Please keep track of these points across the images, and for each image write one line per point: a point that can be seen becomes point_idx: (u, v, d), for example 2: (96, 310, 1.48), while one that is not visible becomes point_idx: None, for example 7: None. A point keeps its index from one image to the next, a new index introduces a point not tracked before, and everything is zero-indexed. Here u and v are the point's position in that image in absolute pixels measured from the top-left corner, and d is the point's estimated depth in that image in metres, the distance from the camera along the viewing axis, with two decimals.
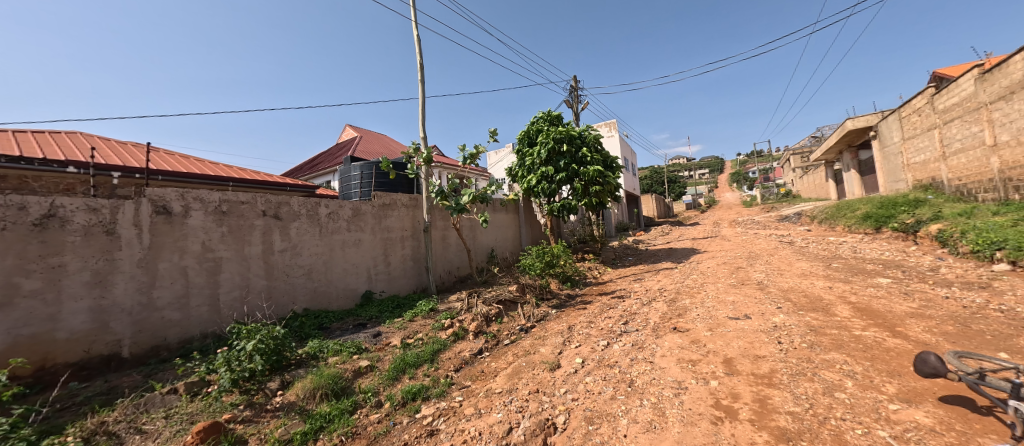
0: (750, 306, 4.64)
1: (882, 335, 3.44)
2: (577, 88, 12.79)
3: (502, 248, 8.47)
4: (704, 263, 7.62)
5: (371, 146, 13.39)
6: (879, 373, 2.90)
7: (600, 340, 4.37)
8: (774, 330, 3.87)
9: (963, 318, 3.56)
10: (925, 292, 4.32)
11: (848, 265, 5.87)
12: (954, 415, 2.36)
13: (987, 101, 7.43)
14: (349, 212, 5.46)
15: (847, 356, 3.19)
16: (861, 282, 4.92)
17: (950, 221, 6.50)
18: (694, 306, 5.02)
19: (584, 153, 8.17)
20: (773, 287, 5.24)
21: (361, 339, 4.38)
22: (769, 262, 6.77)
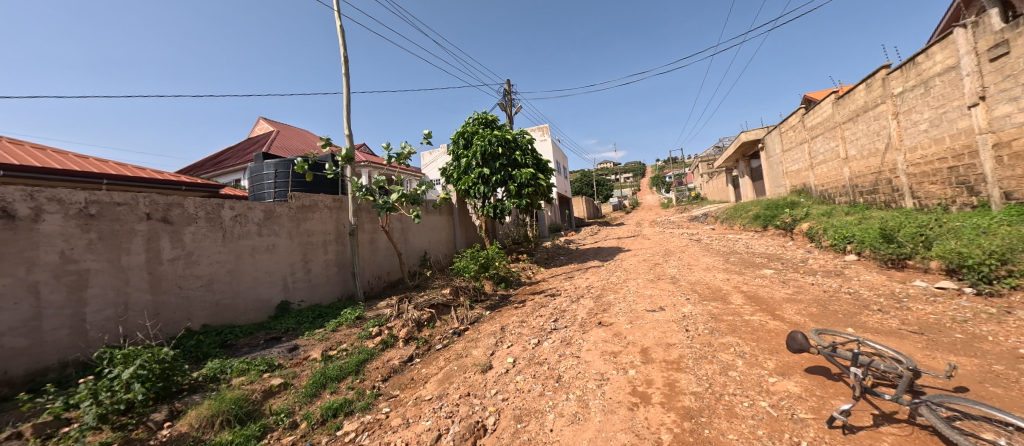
0: (665, 298, 5.11)
1: (765, 319, 4.00)
2: (510, 92, 13.00)
3: (436, 250, 8.29)
4: (627, 260, 8.22)
5: (290, 142, 12.24)
6: (762, 351, 3.37)
7: (531, 338, 4.48)
8: (683, 320, 4.29)
9: (822, 301, 4.30)
10: (797, 280, 5.13)
11: (741, 259, 6.76)
12: (815, 382, 2.83)
13: (841, 121, 9.05)
14: (260, 215, 4.93)
15: (739, 338, 3.65)
16: (751, 274, 5.68)
17: (816, 220, 7.82)
18: (617, 301, 5.38)
19: (518, 156, 8.35)
20: (683, 280, 5.83)
21: (273, 355, 3.97)
22: (680, 258, 7.53)
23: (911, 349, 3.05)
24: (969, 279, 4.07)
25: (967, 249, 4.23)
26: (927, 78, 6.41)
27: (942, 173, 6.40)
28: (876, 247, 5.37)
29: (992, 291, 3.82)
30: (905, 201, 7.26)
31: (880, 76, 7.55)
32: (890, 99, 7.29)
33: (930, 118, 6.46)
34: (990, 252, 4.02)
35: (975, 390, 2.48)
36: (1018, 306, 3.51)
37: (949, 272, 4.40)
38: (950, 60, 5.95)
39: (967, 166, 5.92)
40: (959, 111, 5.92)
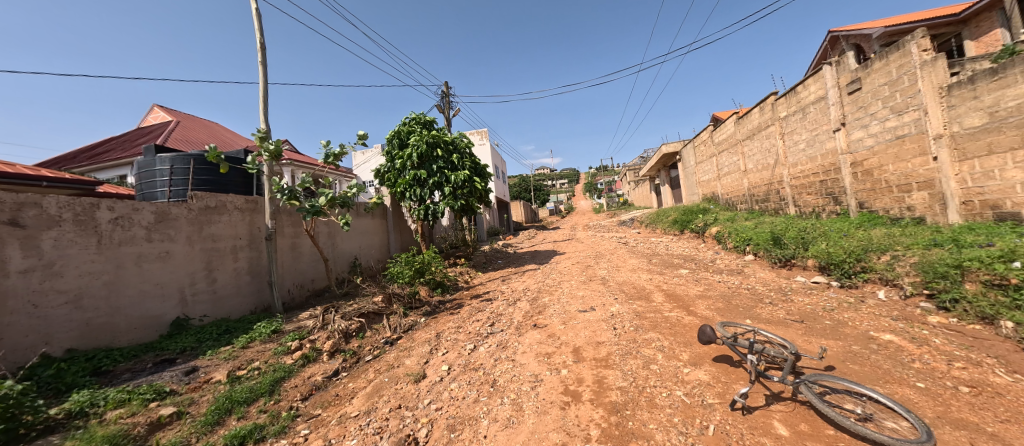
0: (596, 298, 5.38)
1: (681, 314, 4.40)
2: (448, 95, 12.85)
3: (368, 255, 7.83)
4: (561, 263, 8.54)
5: (193, 134, 10.75)
6: (679, 344, 3.70)
7: (467, 344, 4.41)
8: (611, 318, 4.55)
9: (727, 296, 4.84)
10: (707, 278, 5.73)
11: (662, 260, 7.39)
12: (721, 370, 3.16)
13: (741, 138, 10.37)
14: (151, 217, 4.24)
15: (659, 334, 3.95)
16: (670, 273, 6.23)
17: (722, 225, 8.84)
18: (552, 303, 5.53)
19: (455, 159, 8.27)
20: (612, 281, 6.20)
21: (164, 380, 3.40)
22: (610, 260, 8.01)
23: (793, 336, 3.56)
24: (835, 275, 4.87)
25: (833, 249, 5.08)
26: (805, 105, 7.60)
27: (816, 186, 7.62)
28: (768, 248, 6.21)
29: (850, 284, 4.62)
30: (789, 208, 8.51)
31: (769, 101, 8.80)
32: (777, 122, 8.53)
33: (807, 139, 7.66)
34: (849, 251, 4.87)
35: (840, 368, 2.96)
36: (868, 296, 4.29)
37: (821, 269, 5.24)
38: (821, 91, 7.11)
39: (833, 180, 7.12)
40: (828, 134, 7.10)
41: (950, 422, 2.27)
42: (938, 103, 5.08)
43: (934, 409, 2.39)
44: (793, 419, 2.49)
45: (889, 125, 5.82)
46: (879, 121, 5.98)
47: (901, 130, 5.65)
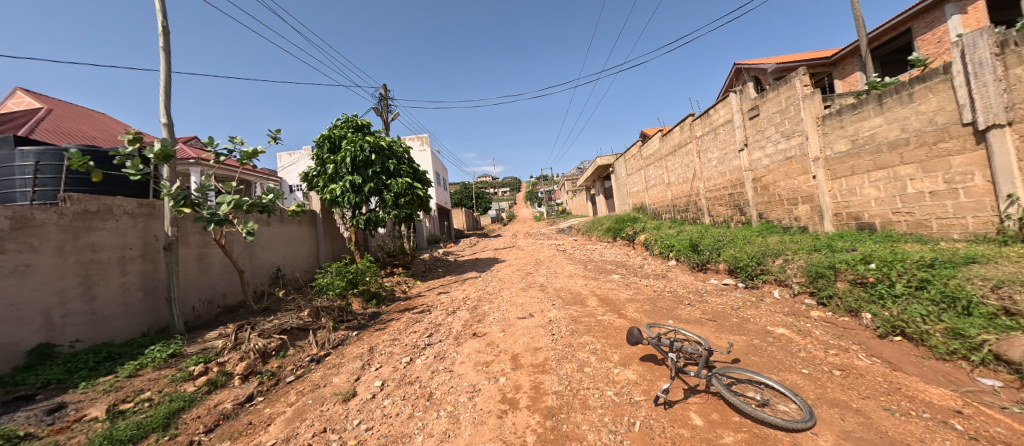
0: (534, 305, 5.49)
1: (613, 317, 4.66)
2: (386, 98, 12.40)
3: (293, 265, 7.18)
4: (502, 270, 8.60)
5: (73, 125, 9.11)
6: (610, 346, 3.90)
7: (403, 357, 4.22)
8: (549, 324, 4.66)
9: (653, 299, 5.23)
10: (636, 283, 6.14)
11: (597, 266, 7.78)
12: (647, 368, 3.38)
13: (665, 154, 11.38)
14: (4, 223, 3.48)
15: (593, 337, 4.13)
16: (603, 279, 6.58)
17: (650, 232, 9.58)
18: (492, 311, 5.53)
19: (393, 164, 7.98)
20: (550, 287, 6.37)
21: (17, 423, 2.77)
22: (549, 266, 8.24)
23: (708, 333, 3.93)
24: (741, 277, 5.50)
25: (739, 254, 5.74)
26: (716, 126, 8.56)
27: (726, 198, 8.59)
28: (688, 254, 6.84)
29: (753, 284, 5.25)
30: (705, 218, 9.48)
31: (687, 121, 9.79)
32: (694, 140, 9.51)
33: (718, 157, 8.63)
34: (751, 256, 5.53)
35: (744, 360, 3.34)
36: (766, 295, 4.90)
37: (730, 272, 5.88)
38: (728, 115, 8.08)
39: (739, 193, 8.08)
40: (735, 153, 8.06)
41: (827, 401, 2.66)
42: (816, 130, 6.05)
43: (815, 391, 2.79)
44: (707, 410, 2.74)
45: (780, 148, 6.77)
46: (773, 144, 6.94)
47: (789, 152, 6.60)
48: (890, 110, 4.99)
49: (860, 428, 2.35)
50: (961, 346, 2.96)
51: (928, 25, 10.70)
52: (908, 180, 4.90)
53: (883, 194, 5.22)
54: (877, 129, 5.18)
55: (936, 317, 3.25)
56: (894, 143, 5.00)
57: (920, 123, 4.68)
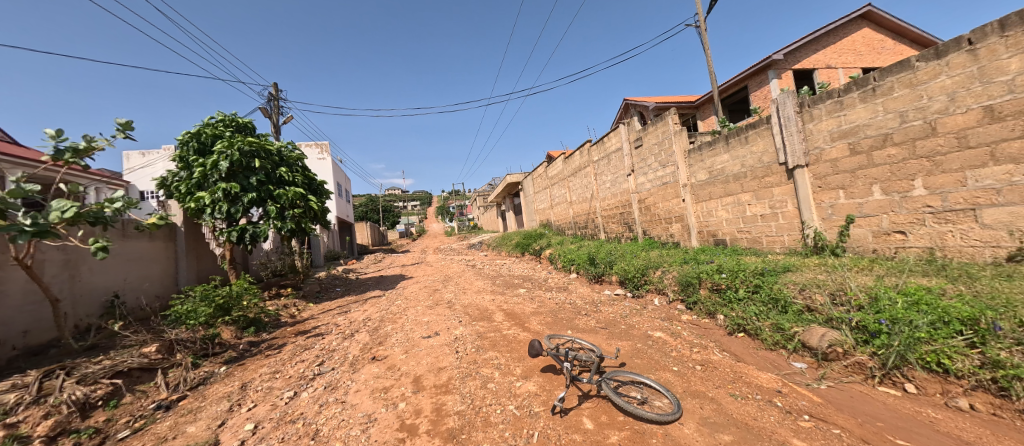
0: (440, 323, 5.35)
1: (517, 331, 4.79)
2: (277, 98, 11.14)
3: (138, 291, 5.82)
4: (409, 288, 8.23)
5: None
6: (514, 360, 3.98)
7: (285, 391, 3.71)
8: (455, 342, 4.58)
9: (554, 311, 5.51)
10: (540, 296, 6.42)
11: (504, 281, 7.96)
12: (546, 379, 3.53)
13: (567, 174, 12.34)
14: None
15: (497, 352, 4.18)
16: (510, 293, 6.75)
17: (554, 248, 10.19)
18: (395, 331, 5.23)
19: (282, 172, 7.18)
20: (458, 304, 6.29)
21: None
22: (458, 282, 8.16)
23: (600, 341, 4.29)
24: (630, 287, 6.18)
25: (627, 267, 6.44)
26: (609, 153, 9.59)
27: (618, 217, 9.62)
28: (586, 268, 7.45)
29: (639, 294, 5.93)
30: (601, 234, 10.46)
31: (586, 147, 10.80)
32: (591, 164, 10.52)
33: (611, 180, 9.66)
34: (637, 268, 6.25)
35: (628, 363, 3.71)
36: (648, 303, 5.56)
37: (621, 283, 6.55)
38: (618, 144, 9.14)
39: (628, 212, 9.12)
40: (624, 178, 9.11)
41: (691, 393, 3.10)
42: (684, 162, 7.21)
43: (682, 386, 3.23)
44: (597, 413, 2.95)
45: (659, 174, 7.86)
46: (653, 171, 8.03)
47: (665, 179, 7.71)
48: (734, 149, 6.21)
49: (713, 414, 2.78)
50: (781, 337, 3.73)
51: (757, 84, 13.69)
52: (747, 205, 6.10)
53: (731, 216, 6.41)
54: (726, 163, 6.39)
55: (765, 315, 4.06)
56: (738, 175, 6.21)
57: (753, 160, 5.90)
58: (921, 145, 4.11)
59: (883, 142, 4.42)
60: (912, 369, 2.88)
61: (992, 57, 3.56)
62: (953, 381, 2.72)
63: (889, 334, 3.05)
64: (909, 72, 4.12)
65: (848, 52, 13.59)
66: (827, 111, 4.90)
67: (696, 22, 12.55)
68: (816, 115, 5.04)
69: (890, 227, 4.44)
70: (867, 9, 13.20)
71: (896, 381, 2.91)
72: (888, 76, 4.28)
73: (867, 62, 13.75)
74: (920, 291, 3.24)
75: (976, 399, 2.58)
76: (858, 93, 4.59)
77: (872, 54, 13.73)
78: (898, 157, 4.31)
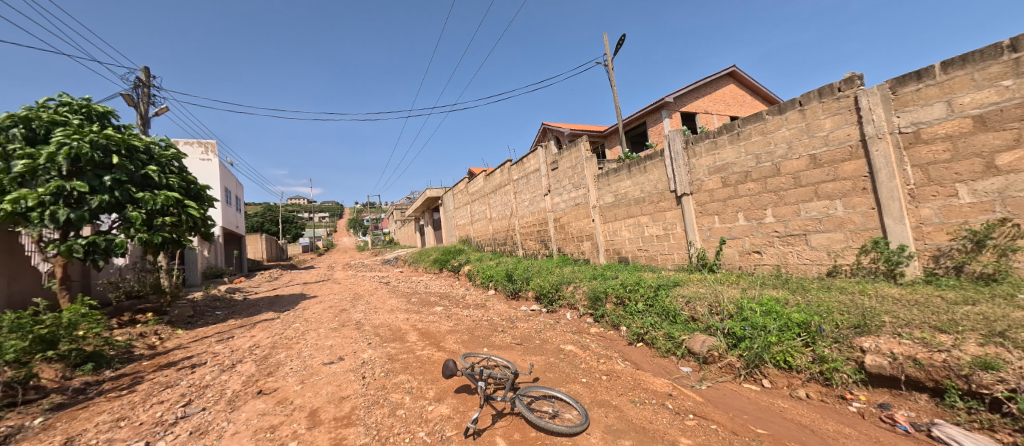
0: (345, 347, 4.88)
1: (432, 351, 4.60)
2: (148, 85, 9.39)
3: None
4: (310, 308, 7.38)
5: None
6: (426, 382, 3.79)
7: (133, 442, 2.98)
8: (362, 366, 4.20)
9: (471, 329, 5.44)
10: (457, 314, 6.28)
11: (420, 298, 7.62)
12: (460, 400, 3.41)
13: (488, 191, 12.50)
14: None
15: (409, 375, 3.94)
16: (426, 312, 6.47)
17: (473, 264, 10.16)
18: (289, 359, 4.61)
19: (151, 172, 5.99)
20: (367, 325, 5.81)
21: None
22: (368, 301, 7.57)
23: (515, 357, 4.33)
24: (544, 303, 6.42)
25: (542, 283, 6.70)
26: (528, 173, 10.02)
27: (535, 234, 10.01)
28: (504, 284, 7.57)
29: (553, 309, 6.18)
30: (519, 251, 10.75)
31: (506, 166, 11.13)
32: (511, 182, 10.85)
33: (529, 199, 10.06)
34: (551, 284, 6.54)
35: (541, 377, 3.81)
36: (561, 318, 5.81)
37: (536, 299, 6.77)
38: (536, 165, 9.61)
39: (544, 230, 9.55)
40: (541, 197, 9.57)
41: (597, 403, 3.27)
42: (594, 185, 7.85)
43: (590, 396, 3.40)
44: (510, 431, 2.94)
45: (572, 196, 8.43)
46: (567, 193, 8.58)
47: (578, 200, 8.30)
48: (635, 176, 6.96)
49: (616, 421, 2.97)
50: (672, 344, 4.20)
51: (653, 121, 15.70)
52: (645, 226, 6.85)
53: (633, 237, 7.13)
54: (628, 188, 7.12)
55: (659, 326, 4.54)
56: (638, 199, 6.95)
57: (650, 187, 6.69)
58: (770, 181, 5.09)
59: (745, 178, 5.37)
60: (766, 367, 3.45)
61: (814, 116, 4.59)
62: (794, 375, 3.32)
63: (751, 338, 3.62)
64: (762, 123, 5.10)
65: (719, 101, 16.40)
66: (705, 149, 5.81)
67: (604, 60, 14.00)
68: (697, 152, 5.93)
69: (751, 248, 5.36)
70: (731, 70, 16.19)
71: (756, 378, 3.45)
72: (747, 124, 5.26)
73: (734, 112, 16.74)
74: (771, 302, 3.92)
75: (810, 388, 3.18)
76: (727, 136, 5.53)
77: (736, 106, 16.81)
78: (755, 191, 5.27)
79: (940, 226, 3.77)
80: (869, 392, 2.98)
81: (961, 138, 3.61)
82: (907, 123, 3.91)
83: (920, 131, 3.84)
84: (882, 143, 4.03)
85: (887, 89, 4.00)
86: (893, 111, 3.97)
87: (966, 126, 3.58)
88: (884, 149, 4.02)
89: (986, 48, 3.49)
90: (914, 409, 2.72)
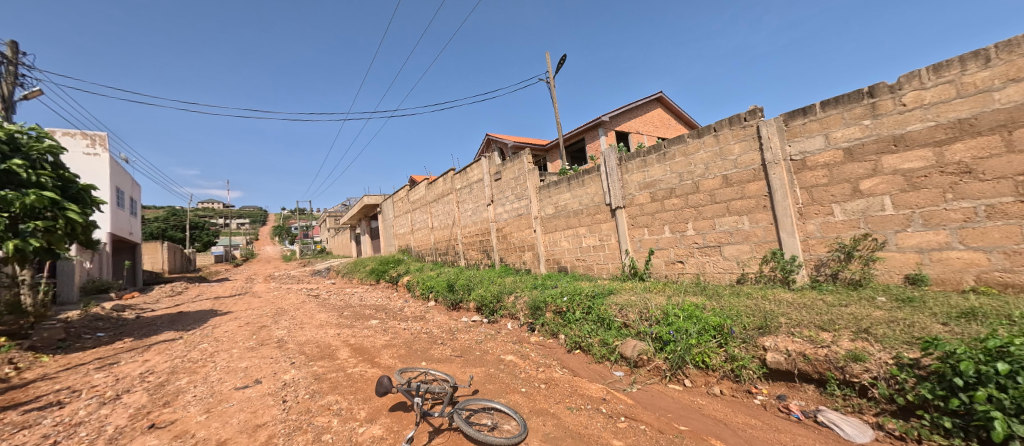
0: (263, 368, 4.38)
1: (365, 368, 4.31)
2: (15, 63, 7.83)
3: None
4: (222, 326, 6.55)
5: None
6: (357, 403, 3.52)
7: None
8: (282, 389, 3.81)
9: (408, 342, 5.22)
10: (394, 327, 5.99)
11: (353, 312, 7.15)
12: (395, 419, 3.23)
13: (430, 200, 12.22)
14: None
15: (338, 396, 3.64)
16: (360, 326, 6.08)
17: (413, 274, 9.81)
18: (192, 385, 4.02)
19: (15, 167, 4.97)
20: (291, 342, 5.30)
21: None
22: (293, 316, 6.92)
23: (454, 370, 4.23)
24: (486, 313, 6.40)
25: (484, 293, 6.68)
26: (471, 182, 10.00)
27: (477, 244, 9.98)
28: (445, 294, 7.41)
29: (494, 319, 6.18)
30: (461, 261, 10.62)
31: (449, 175, 11.01)
32: (454, 191, 10.74)
33: (472, 209, 10.03)
34: (493, 294, 6.54)
35: (481, 389, 3.75)
36: (502, 328, 5.83)
37: (477, 309, 6.72)
38: (479, 175, 9.63)
39: (487, 241, 9.56)
40: (484, 207, 9.60)
41: (536, 412, 3.30)
42: (536, 196, 8.07)
43: (529, 405, 3.42)
44: None
45: (514, 206, 8.57)
46: (510, 203, 8.71)
47: (520, 210, 8.46)
48: (574, 189, 7.28)
49: (554, 429, 3.01)
50: (606, 350, 4.40)
51: (591, 138, 16.64)
52: (583, 237, 7.17)
53: (571, 247, 7.42)
54: (568, 200, 7.41)
55: (595, 333, 4.74)
56: (576, 211, 7.27)
57: (588, 200, 7.04)
58: (691, 198, 5.64)
59: (670, 194, 5.88)
60: (687, 368, 3.76)
61: (726, 142, 5.19)
62: (710, 374, 3.66)
63: (675, 342, 3.92)
64: (684, 145, 5.66)
65: (649, 123, 17.90)
66: (636, 166, 6.28)
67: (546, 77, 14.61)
68: (629, 169, 6.39)
69: (675, 258, 5.86)
70: (658, 95, 17.80)
71: (679, 378, 3.74)
72: (672, 146, 5.79)
73: (661, 133, 18.37)
74: (692, 307, 4.30)
75: (724, 385, 3.52)
76: (655, 155, 6.03)
77: (663, 128, 18.47)
78: (678, 206, 5.79)
79: (822, 239, 4.45)
80: (770, 385, 3.39)
81: (835, 166, 4.31)
82: (797, 152, 4.58)
83: (806, 159, 4.52)
84: (778, 168, 4.68)
85: (781, 122, 4.67)
86: (786, 141, 4.65)
87: (838, 157, 4.28)
88: (779, 173, 4.67)
89: (851, 93, 4.18)
90: (804, 398, 3.14)
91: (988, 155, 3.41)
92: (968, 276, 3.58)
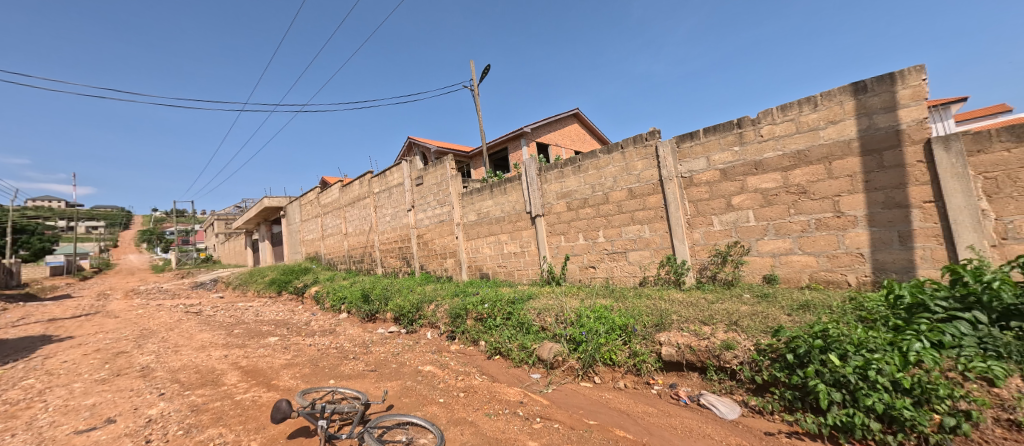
0: (118, 404, 3.58)
1: (259, 392, 3.80)
2: None
3: None
4: (58, 356, 5.21)
5: None
6: (247, 433, 3.07)
7: None
8: (145, 427, 3.16)
9: (314, 359, 4.75)
10: (297, 343, 5.41)
11: (246, 329, 6.27)
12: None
13: (344, 203, 11.35)
14: None
15: (222, 428, 3.14)
16: (254, 344, 5.35)
17: (321, 284, 8.98)
18: (7, 435, 3.11)
19: None
20: (161, 369, 4.44)
21: None
22: (165, 338, 5.82)
23: (367, 386, 3.96)
24: (404, 323, 6.14)
25: (402, 303, 6.39)
26: (390, 186, 9.56)
27: (396, 250, 9.54)
28: (359, 305, 6.94)
29: (413, 329, 5.95)
30: (378, 269, 10.04)
31: (365, 178, 10.38)
32: (372, 195, 10.14)
33: (391, 214, 9.57)
34: (411, 303, 6.30)
35: (395, 404, 3.56)
36: (421, 338, 5.64)
37: (395, 320, 6.40)
38: (400, 179, 9.25)
39: (406, 247, 9.20)
40: (404, 212, 9.24)
41: (454, 422, 3.24)
42: (458, 203, 8.02)
43: (447, 416, 3.35)
44: None
45: (436, 212, 8.41)
46: (431, 209, 8.52)
47: (441, 217, 8.33)
48: (496, 196, 7.40)
49: (471, 437, 2.99)
50: (524, 354, 4.53)
51: (514, 148, 17.17)
52: (504, 244, 7.32)
53: (493, 254, 7.51)
54: (490, 207, 7.51)
55: (514, 337, 4.84)
56: (498, 219, 7.40)
57: (509, 207, 7.22)
58: (601, 208, 6.14)
59: (584, 204, 6.33)
60: (597, 366, 4.06)
61: (631, 158, 5.77)
62: (617, 369, 4.00)
63: (586, 342, 4.20)
64: (596, 159, 6.15)
65: (567, 137, 19.10)
66: (554, 177, 6.63)
67: (471, 84, 14.68)
68: (548, 179, 6.72)
69: (588, 263, 6.30)
70: (575, 111, 19.13)
71: (590, 376, 4.02)
72: (586, 159, 6.26)
73: (577, 147, 19.74)
74: (601, 309, 4.66)
75: (627, 379, 3.88)
76: (572, 167, 6.43)
77: (579, 142, 19.88)
78: (591, 215, 6.26)
79: (704, 246, 5.20)
80: (664, 376, 3.82)
81: (714, 184, 5.08)
82: (686, 171, 5.29)
83: (693, 177, 5.24)
84: (672, 184, 5.34)
85: (674, 144, 5.35)
86: (678, 160, 5.34)
87: (716, 176, 5.06)
88: (673, 188, 5.34)
89: (725, 123, 4.99)
90: (690, 385, 3.60)
91: (817, 179, 4.34)
92: (804, 275, 4.47)
